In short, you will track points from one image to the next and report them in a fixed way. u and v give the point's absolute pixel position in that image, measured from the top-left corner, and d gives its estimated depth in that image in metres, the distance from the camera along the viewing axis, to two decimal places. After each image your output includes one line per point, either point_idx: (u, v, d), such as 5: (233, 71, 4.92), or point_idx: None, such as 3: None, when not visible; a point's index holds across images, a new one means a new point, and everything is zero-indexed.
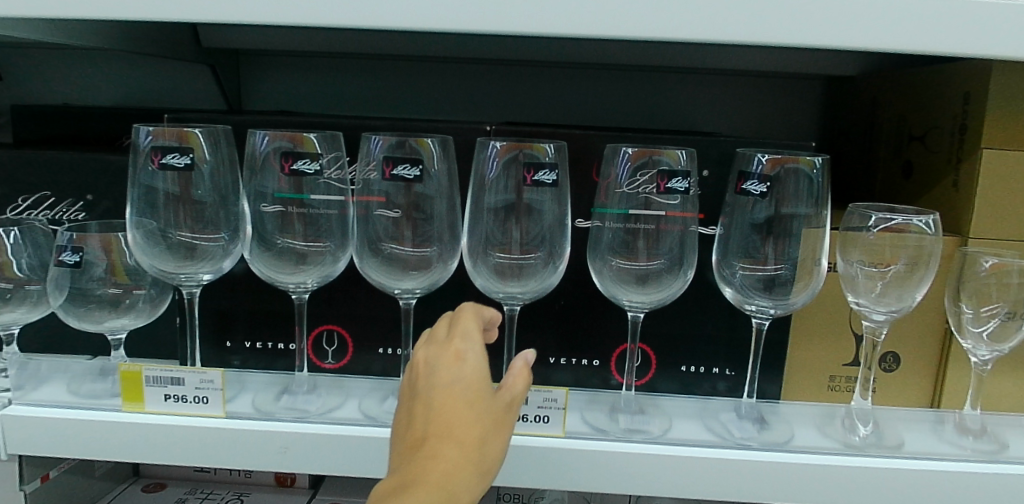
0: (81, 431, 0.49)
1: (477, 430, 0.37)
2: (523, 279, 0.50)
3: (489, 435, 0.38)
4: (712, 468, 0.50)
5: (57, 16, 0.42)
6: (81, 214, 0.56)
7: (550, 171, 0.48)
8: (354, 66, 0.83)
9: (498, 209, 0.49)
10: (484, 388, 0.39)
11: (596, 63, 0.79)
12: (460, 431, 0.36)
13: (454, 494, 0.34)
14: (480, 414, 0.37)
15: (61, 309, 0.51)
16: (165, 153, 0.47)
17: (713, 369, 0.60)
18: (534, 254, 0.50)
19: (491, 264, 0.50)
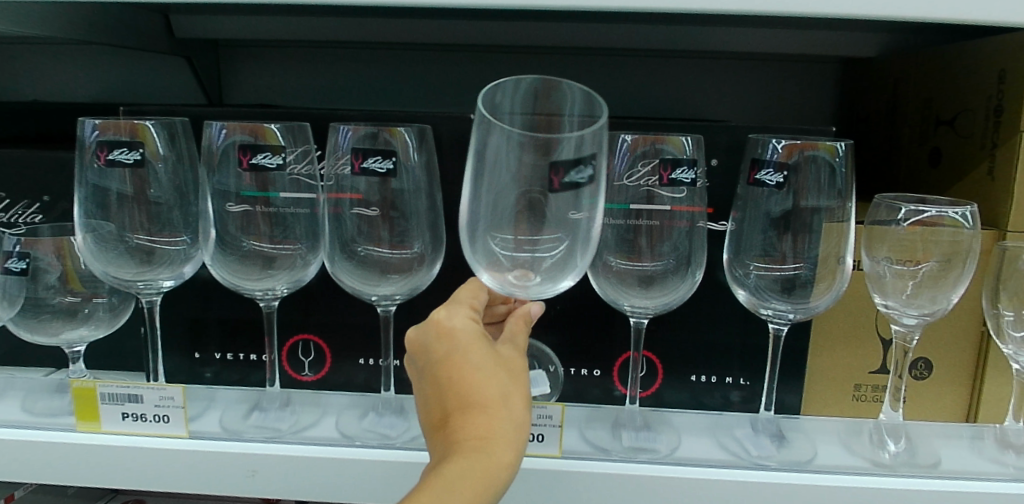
0: (31, 453, 0.45)
1: (495, 385, 0.36)
2: (534, 281, 0.40)
3: (511, 381, 0.37)
4: (725, 491, 0.45)
5: None
6: (38, 217, 0.52)
7: (583, 168, 0.36)
8: (337, 57, 0.78)
9: (512, 203, 0.38)
10: (484, 346, 0.38)
11: (592, 48, 0.73)
12: (480, 388, 0.36)
13: (493, 452, 0.34)
14: (491, 371, 0.37)
15: (14, 321, 0.48)
16: (112, 149, 0.43)
17: (726, 379, 0.54)
18: (550, 257, 0.40)
19: (496, 261, 0.40)
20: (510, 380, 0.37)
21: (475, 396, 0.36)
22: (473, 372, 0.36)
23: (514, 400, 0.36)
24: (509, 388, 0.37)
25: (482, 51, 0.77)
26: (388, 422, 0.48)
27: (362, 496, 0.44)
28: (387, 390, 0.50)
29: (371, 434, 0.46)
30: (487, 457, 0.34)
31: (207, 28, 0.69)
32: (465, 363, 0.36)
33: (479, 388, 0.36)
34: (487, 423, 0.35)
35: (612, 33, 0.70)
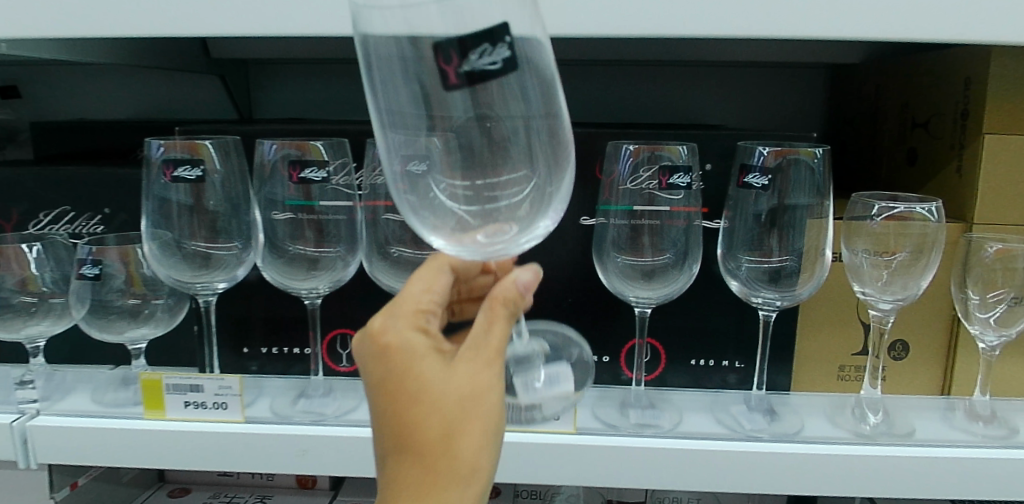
0: (104, 438, 0.50)
1: (439, 429, 0.34)
2: (510, 236, 0.36)
3: (461, 419, 0.34)
4: (722, 459, 0.51)
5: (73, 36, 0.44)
6: (100, 227, 0.58)
7: (490, 52, 0.30)
8: None
9: (463, 146, 0.34)
10: (430, 373, 0.35)
11: (600, 60, 0.79)
12: (420, 434, 0.34)
13: None
14: (437, 411, 0.34)
15: (84, 321, 0.53)
16: (177, 166, 0.49)
17: (723, 362, 0.60)
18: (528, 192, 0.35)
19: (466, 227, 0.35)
20: (461, 419, 0.34)
21: (421, 441, 0.34)
22: (416, 411, 0.34)
23: (464, 448, 0.34)
24: (459, 429, 0.34)
25: None
26: None
27: None
28: None
29: None
30: None
31: (242, 50, 0.75)
32: (408, 399, 0.34)
33: (421, 434, 0.34)
34: (427, 480, 0.34)
35: (620, 48, 0.76)
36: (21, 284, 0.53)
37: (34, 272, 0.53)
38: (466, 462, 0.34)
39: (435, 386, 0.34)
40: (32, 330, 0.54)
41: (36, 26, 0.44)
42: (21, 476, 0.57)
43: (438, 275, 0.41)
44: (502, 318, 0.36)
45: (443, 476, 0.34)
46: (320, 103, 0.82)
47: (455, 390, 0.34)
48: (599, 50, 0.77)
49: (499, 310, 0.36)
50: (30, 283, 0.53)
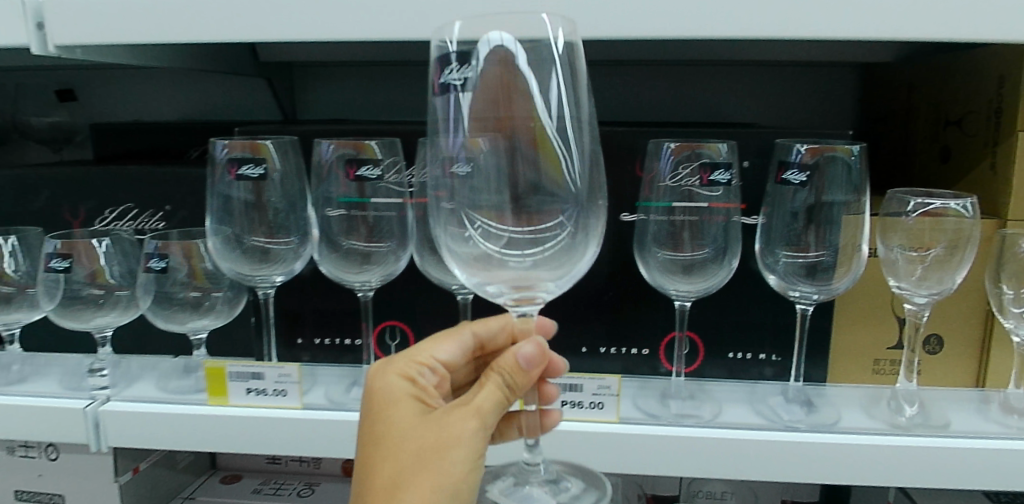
0: (171, 423, 0.53)
1: (391, 469, 0.37)
2: (551, 266, 0.37)
3: (415, 471, 0.37)
4: (761, 448, 0.52)
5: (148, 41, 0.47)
6: (162, 223, 0.61)
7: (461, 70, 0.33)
8: None
9: (497, 182, 0.35)
10: (403, 416, 0.39)
11: (636, 60, 0.81)
12: (377, 474, 0.37)
13: None
14: (395, 451, 0.38)
15: (150, 311, 0.56)
16: (242, 164, 0.52)
17: (760, 355, 0.61)
18: (567, 221, 0.36)
19: (507, 263, 0.37)
20: (416, 470, 0.37)
21: (376, 479, 0.37)
22: (380, 449, 0.38)
23: (409, 495, 0.36)
24: (410, 480, 0.37)
25: None
26: None
27: None
28: None
29: None
30: None
31: (288, 53, 0.78)
32: (376, 437, 0.39)
33: (380, 474, 0.37)
34: None
35: (656, 48, 0.77)
36: (91, 276, 0.56)
37: (103, 265, 0.56)
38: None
39: (403, 433, 0.38)
40: (101, 320, 0.57)
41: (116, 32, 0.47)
42: (89, 458, 0.60)
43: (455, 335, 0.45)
44: (489, 385, 0.39)
45: None
46: (362, 104, 0.84)
47: (419, 440, 0.38)
48: (634, 50, 0.79)
49: (492, 378, 0.39)
50: (99, 275, 0.56)
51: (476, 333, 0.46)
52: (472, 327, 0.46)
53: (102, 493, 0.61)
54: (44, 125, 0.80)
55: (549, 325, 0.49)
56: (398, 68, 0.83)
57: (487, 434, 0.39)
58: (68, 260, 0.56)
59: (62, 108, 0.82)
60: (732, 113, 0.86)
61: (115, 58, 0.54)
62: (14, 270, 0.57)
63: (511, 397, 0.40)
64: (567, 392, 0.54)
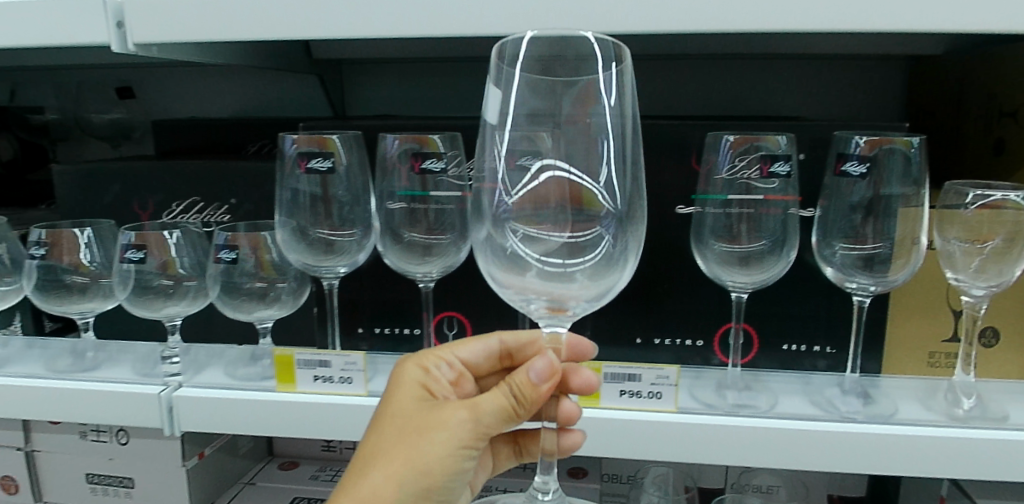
0: (242, 409, 0.55)
1: (384, 442, 0.42)
2: (591, 277, 0.39)
3: (409, 448, 0.42)
4: (818, 438, 0.52)
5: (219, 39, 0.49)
6: (227, 216, 0.63)
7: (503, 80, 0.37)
8: None
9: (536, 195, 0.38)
10: (410, 398, 0.44)
11: (685, 54, 0.82)
12: (368, 443, 0.43)
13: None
14: (394, 427, 0.43)
15: (220, 300, 0.58)
16: (310, 158, 0.54)
17: (814, 347, 0.61)
18: (603, 236, 0.39)
19: (547, 272, 0.39)
20: (398, 446, 0.42)
21: (370, 448, 0.43)
22: (380, 424, 0.44)
23: (396, 467, 0.41)
24: (395, 452, 0.42)
25: None
26: None
27: None
28: None
29: None
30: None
31: (340, 50, 0.79)
32: (381, 414, 0.44)
33: (369, 444, 0.43)
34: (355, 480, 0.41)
35: (706, 42, 0.78)
36: (162, 267, 0.58)
37: (174, 256, 0.58)
38: (389, 479, 0.41)
39: (400, 412, 0.44)
40: (171, 310, 0.59)
41: (189, 30, 0.49)
42: (159, 443, 0.63)
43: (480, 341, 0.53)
44: (495, 392, 0.43)
45: (365, 482, 0.41)
46: (409, 99, 0.86)
47: (412, 422, 0.43)
48: (684, 45, 0.79)
49: (501, 386, 0.43)
50: (171, 266, 0.58)
51: (502, 340, 0.53)
52: (501, 337, 0.54)
53: (172, 476, 0.63)
54: (103, 122, 0.85)
55: (585, 344, 0.54)
56: (445, 63, 0.84)
57: (474, 436, 0.43)
58: (142, 252, 0.58)
59: (120, 105, 0.86)
60: (780, 106, 0.86)
61: (184, 56, 0.56)
62: (90, 261, 0.60)
63: (515, 409, 0.43)
64: (626, 381, 0.54)
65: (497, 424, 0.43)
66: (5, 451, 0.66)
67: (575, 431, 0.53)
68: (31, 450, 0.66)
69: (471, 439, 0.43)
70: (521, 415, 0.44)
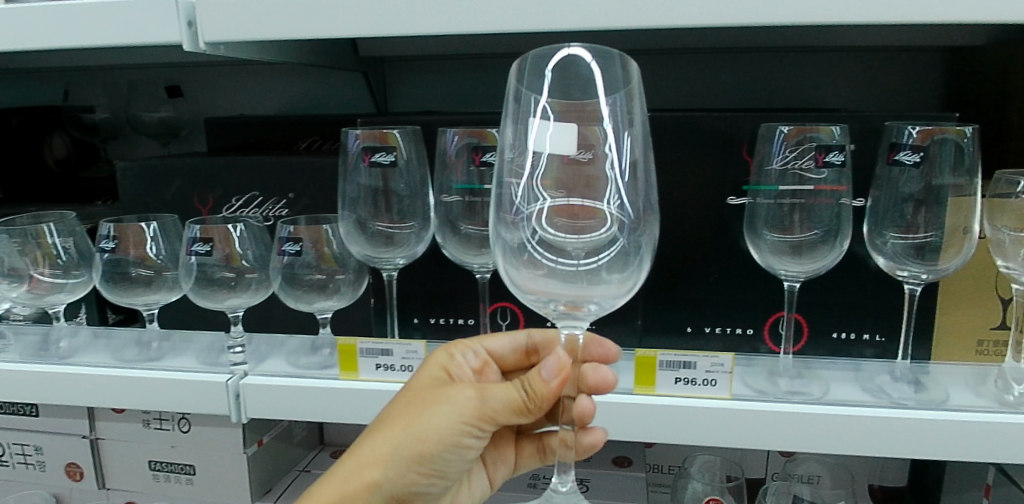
0: (307, 396, 0.56)
1: (396, 410, 0.46)
2: (609, 277, 0.40)
3: (413, 417, 0.45)
4: (872, 424, 0.53)
5: (285, 37, 0.50)
6: (285, 210, 0.65)
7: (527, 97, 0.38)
8: None
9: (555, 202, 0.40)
10: (430, 377, 0.48)
11: (726, 47, 0.82)
12: (381, 411, 0.47)
13: (355, 464, 0.45)
14: (408, 398, 0.47)
15: (283, 291, 0.60)
16: (373, 152, 0.55)
17: (863, 336, 0.62)
18: (619, 238, 0.40)
19: (563, 273, 0.40)
20: (400, 416, 0.45)
21: (385, 414, 0.47)
22: (400, 396, 0.48)
23: (399, 433, 0.44)
24: (401, 419, 0.45)
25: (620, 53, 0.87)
26: None
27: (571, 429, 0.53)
28: None
29: None
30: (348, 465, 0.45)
31: (385, 48, 0.81)
32: (403, 389, 0.48)
33: (383, 412, 0.47)
34: (366, 439, 0.45)
35: (747, 36, 0.79)
36: (226, 259, 0.60)
37: (239, 249, 0.60)
38: (391, 439, 0.44)
39: (412, 388, 0.47)
40: (234, 301, 0.61)
41: (256, 29, 0.50)
42: (221, 430, 0.65)
43: (508, 336, 0.56)
44: (504, 386, 0.44)
45: (373, 441, 0.45)
46: (450, 95, 0.87)
47: (419, 397, 0.46)
48: (726, 38, 0.80)
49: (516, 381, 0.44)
50: (235, 259, 0.60)
51: (530, 335, 0.57)
52: (529, 332, 0.57)
53: (233, 462, 0.65)
54: (153, 120, 0.86)
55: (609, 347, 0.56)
56: (487, 59, 0.86)
57: (475, 421, 0.44)
58: (208, 245, 0.59)
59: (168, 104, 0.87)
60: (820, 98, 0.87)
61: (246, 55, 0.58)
62: (156, 254, 0.62)
63: (523, 405, 0.43)
64: (680, 368, 0.55)
65: (503, 415, 0.44)
66: (71, 439, 0.68)
67: (596, 429, 0.55)
68: (95, 438, 0.68)
69: (471, 423, 0.44)
70: (535, 412, 0.44)
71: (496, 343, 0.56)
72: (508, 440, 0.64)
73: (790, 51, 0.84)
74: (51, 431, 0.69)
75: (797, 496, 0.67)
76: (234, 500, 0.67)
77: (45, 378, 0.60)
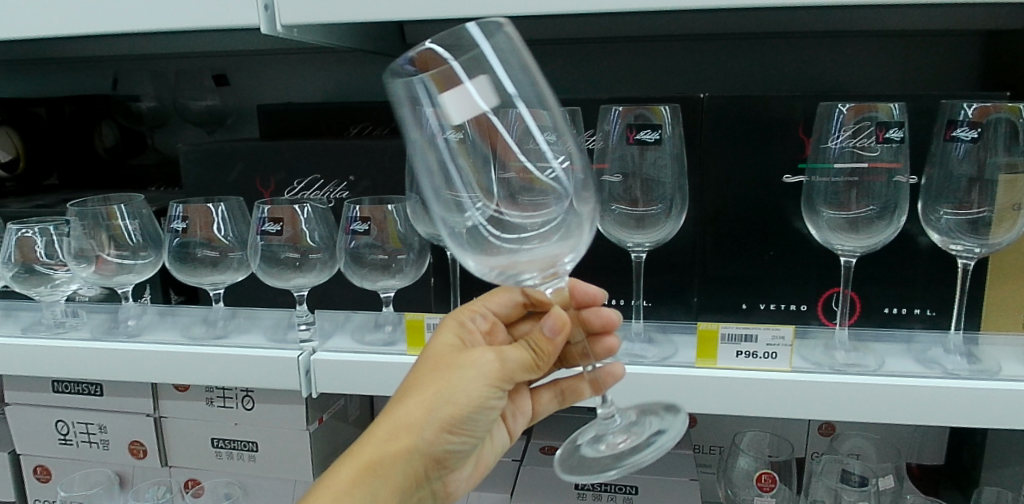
0: (374, 371, 0.58)
1: (418, 379, 0.46)
2: (554, 238, 0.43)
3: (438, 384, 0.45)
4: (931, 394, 0.53)
5: (357, 20, 0.52)
6: (346, 193, 0.67)
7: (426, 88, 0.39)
8: (540, 53, 0.94)
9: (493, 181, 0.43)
10: (445, 348, 0.48)
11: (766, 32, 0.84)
12: (405, 378, 0.46)
13: (388, 435, 0.44)
14: (427, 368, 0.46)
15: (349, 270, 0.62)
16: None
17: (913, 311, 0.63)
18: (555, 203, 0.43)
19: (509, 248, 0.43)
20: (429, 380, 0.45)
21: (407, 386, 0.46)
22: (418, 367, 0.47)
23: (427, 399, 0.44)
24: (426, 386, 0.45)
25: (662, 39, 0.89)
26: (639, 346, 0.60)
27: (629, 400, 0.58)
28: (637, 322, 0.62)
29: (629, 355, 0.59)
30: (380, 436, 0.44)
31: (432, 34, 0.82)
32: (418, 361, 0.48)
33: (406, 379, 0.47)
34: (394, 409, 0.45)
35: (789, 20, 0.80)
36: (293, 240, 0.61)
37: (305, 230, 0.61)
38: (423, 406, 0.44)
39: (434, 355, 0.47)
40: (299, 281, 0.62)
41: (327, 12, 0.52)
42: (283, 408, 0.66)
43: (506, 294, 0.58)
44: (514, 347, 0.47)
45: (402, 408, 0.44)
46: None
47: (444, 362, 0.46)
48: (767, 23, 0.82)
49: (521, 341, 0.47)
50: (301, 240, 0.61)
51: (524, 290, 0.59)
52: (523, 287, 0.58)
53: (295, 439, 0.67)
54: (200, 108, 0.94)
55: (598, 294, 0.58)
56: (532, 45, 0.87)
57: (499, 380, 0.46)
58: (278, 226, 0.61)
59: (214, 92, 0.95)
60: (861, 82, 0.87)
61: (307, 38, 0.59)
62: (223, 236, 0.63)
63: (536, 362, 0.47)
64: (742, 342, 0.56)
65: (518, 372, 0.46)
66: (135, 418, 0.70)
67: (614, 363, 0.54)
68: (158, 417, 0.70)
69: (495, 382, 0.46)
70: (545, 366, 0.47)
71: (496, 305, 0.58)
72: (524, 390, 0.62)
73: (826, 34, 0.85)
74: (115, 410, 0.71)
75: (847, 470, 0.68)
76: (295, 476, 0.68)
77: (112, 356, 0.61)
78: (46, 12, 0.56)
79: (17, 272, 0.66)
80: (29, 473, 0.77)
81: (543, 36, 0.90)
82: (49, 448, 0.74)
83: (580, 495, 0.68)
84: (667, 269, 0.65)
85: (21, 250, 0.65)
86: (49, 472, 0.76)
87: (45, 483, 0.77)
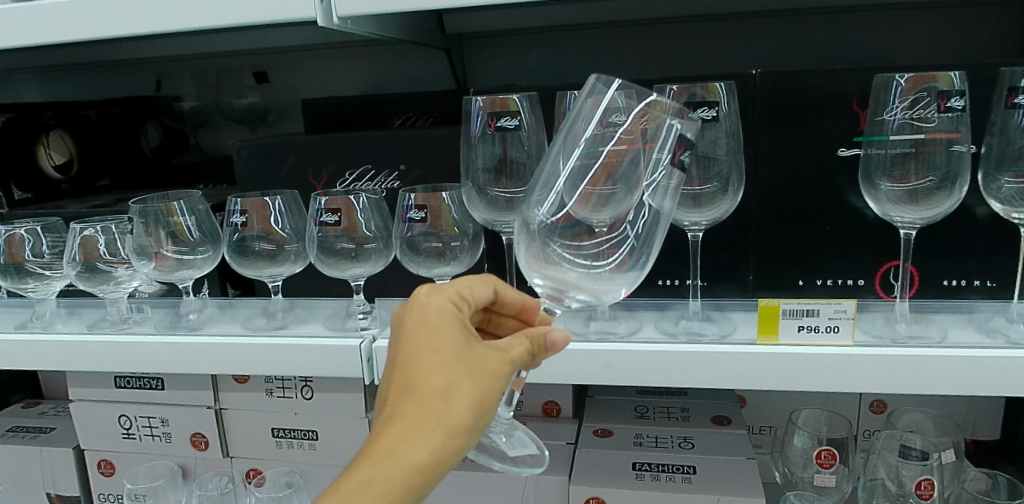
0: None
1: (443, 376, 0.34)
2: (590, 279, 0.42)
3: (472, 383, 0.34)
4: (1002, 365, 0.51)
5: (413, 7, 0.52)
6: (397, 182, 0.67)
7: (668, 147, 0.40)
8: (574, 37, 0.94)
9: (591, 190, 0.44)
10: (459, 333, 0.36)
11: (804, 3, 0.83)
12: (419, 366, 0.34)
13: (423, 444, 0.32)
14: (449, 360, 0.34)
15: (405, 258, 0.62)
16: (498, 118, 0.57)
17: (972, 282, 0.63)
18: (615, 256, 0.43)
19: (557, 269, 0.43)
20: (469, 380, 0.34)
21: (422, 383, 0.34)
22: (428, 356, 0.34)
23: (465, 401, 0.34)
24: (459, 386, 0.34)
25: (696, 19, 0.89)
26: (698, 324, 0.60)
27: (696, 378, 0.56)
28: (694, 301, 0.62)
29: (688, 334, 0.59)
30: (411, 447, 0.32)
31: None
32: (422, 347, 0.35)
33: (423, 369, 0.34)
34: (421, 415, 0.33)
35: None
36: (350, 230, 0.62)
37: (362, 219, 0.62)
38: (465, 411, 0.33)
39: (458, 341, 0.35)
40: (356, 270, 0.63)
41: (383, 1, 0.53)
42: (341, 396, 0.67)
43: (485, 287, 0.44)
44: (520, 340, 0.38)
45: (438, 414, 0.33)
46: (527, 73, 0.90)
47: (473, 354, 0.35)
48: None
49: (528, 338, 0.38)
50: (357, 230, 0.62)
51: (497, 288, 0.46)
52: (496, 284, 0.46)
53: (353, 426, 0.68)
54: (241, 105, 1.00)
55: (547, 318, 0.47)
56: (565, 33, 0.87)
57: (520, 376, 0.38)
58: (335, 216, 0.62)
59: (255, 90, 1.01)
60: (906, 53, 0.86)
61: (355, 28, 0.60)
62: (281, 228, 0.64)
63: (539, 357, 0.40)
64: (804, 316, 0.55)
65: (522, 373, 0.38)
66: (198, 410, 0.72)
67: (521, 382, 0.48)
68: (220, 408, 0.72)
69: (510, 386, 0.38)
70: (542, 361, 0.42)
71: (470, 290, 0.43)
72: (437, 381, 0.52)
73: (872, 7, 0.84)
74: (177, 403, 0.73)
75: (906, 446, 0.68)
76: None
77: (173, 350, 0.62)
78: (108, 11, 0.57)
79: (79, 272, 0.68)
80: (94, 467, 0.79)
81: (582, 20, 0.90)
82: (114, 443, 0.76)
83: (638, 476, 0.68)
84: (719, 247, 0.65)
85: (84, 249, 0.67)
86: (113, 466, 0.78)
87: (110, 478, 0.79)
